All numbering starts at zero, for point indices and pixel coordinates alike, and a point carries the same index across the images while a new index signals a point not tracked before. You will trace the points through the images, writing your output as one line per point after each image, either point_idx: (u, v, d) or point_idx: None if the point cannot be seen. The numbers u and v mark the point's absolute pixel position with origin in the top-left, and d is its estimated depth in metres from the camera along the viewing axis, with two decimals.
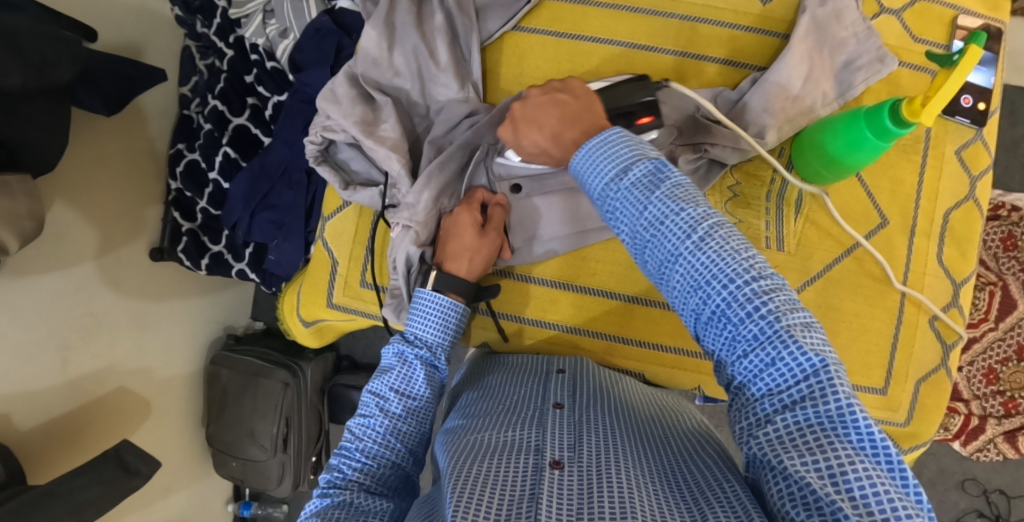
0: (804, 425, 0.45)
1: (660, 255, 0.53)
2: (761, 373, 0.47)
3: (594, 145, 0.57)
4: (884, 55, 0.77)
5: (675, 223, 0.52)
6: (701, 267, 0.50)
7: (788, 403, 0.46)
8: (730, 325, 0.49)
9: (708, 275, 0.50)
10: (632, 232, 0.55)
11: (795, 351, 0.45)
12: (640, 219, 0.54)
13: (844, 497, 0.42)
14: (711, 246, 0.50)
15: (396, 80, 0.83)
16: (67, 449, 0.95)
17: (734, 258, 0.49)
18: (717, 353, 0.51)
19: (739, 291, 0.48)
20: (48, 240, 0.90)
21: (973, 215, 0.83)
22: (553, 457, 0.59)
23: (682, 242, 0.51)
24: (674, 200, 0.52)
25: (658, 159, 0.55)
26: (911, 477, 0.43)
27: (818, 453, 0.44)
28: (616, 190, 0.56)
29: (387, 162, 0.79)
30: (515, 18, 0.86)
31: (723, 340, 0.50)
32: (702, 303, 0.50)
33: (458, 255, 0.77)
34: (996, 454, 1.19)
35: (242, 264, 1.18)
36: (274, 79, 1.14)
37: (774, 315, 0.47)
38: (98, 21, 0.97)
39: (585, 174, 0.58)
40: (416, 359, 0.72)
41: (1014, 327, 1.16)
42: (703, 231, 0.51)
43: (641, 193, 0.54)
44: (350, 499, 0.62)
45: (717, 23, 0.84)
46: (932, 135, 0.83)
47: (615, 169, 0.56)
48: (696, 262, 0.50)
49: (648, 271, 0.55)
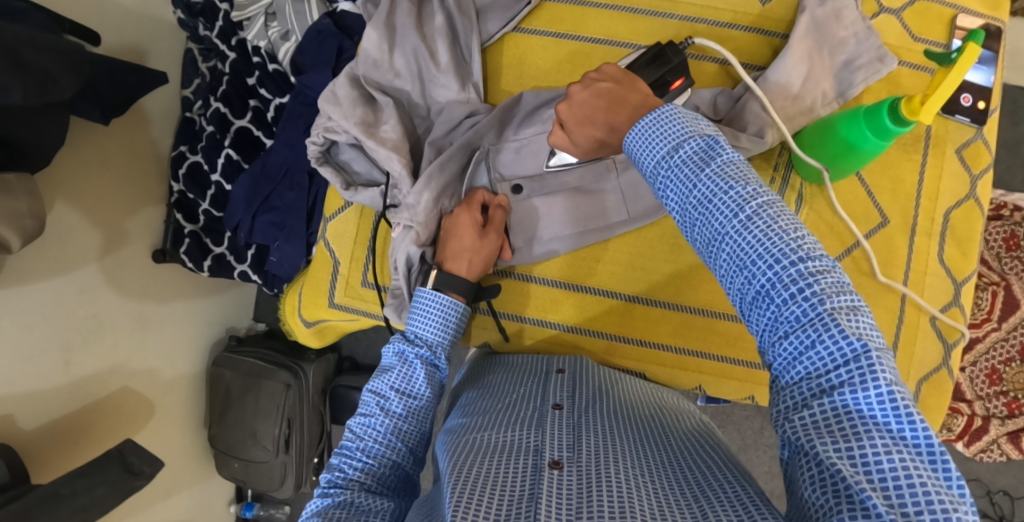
0: (839, 412, 0.44)
1: (708, 233, 0.53)
2: (800, 356, 0.47)
3: (648, 122, 0.57)
4: (883, 55, 0.77)
5: (723, 201, 0.52)
6: (748, 246, 0.50)
7: (826, 388, 0.45)
8: (773, 306, 0.48)
9: (754, 255, 0.49)
10: (682, 208, 0.55)
11: (836, 335, 0.45)
12: (689, 197, 0.54)
13: (876, 487, 0.41)
14: (760, 224, 0.50)
15: (397, 81, 0.84)
16: (72, 450, 0.96)
17: (782, 238, 0.49)
18: (759, 334, 0.51)
19: (787, 271, 0.48)
20: (50, 242, 0.90)
21: (974, 214, 0.83)
22: (552, 457, 0.60)
23: (732, 220, 0.51)
24: (724, 178, 0.52)
25: (712, 136, 0.55)
26: (953, 469, 0.41)
27: (851, 442, 0.43)
28: (667, 164, 0.56)
29: (388, 163, 0.80)
30: (515, 19, 0.86)
31: (766, 321, 0.49)
32: (747, 283, 0.50)
33: (458, 255, 0.77)
34: (1000, 455, 1.19)
35: (244, 266, 1.19)
36: (276, 81, 1.14)
37: (819, 298, 0.46)
38: (101, 24, 0.97)
39: (636, 149, 0.58)
40: (417, 358, 0.72)
41: (1016, 327, 1.16)
42: (751, 210, 0.50)
43: (692, 169, 0.54)
44: (351, 499, 0.62)
45: (716, 23, 0.85)
46: (932, 134, 0.83)
47: (669, 145, 0.56)
48: (742, 242, 0.50)
49: (697, 248, 0.55)
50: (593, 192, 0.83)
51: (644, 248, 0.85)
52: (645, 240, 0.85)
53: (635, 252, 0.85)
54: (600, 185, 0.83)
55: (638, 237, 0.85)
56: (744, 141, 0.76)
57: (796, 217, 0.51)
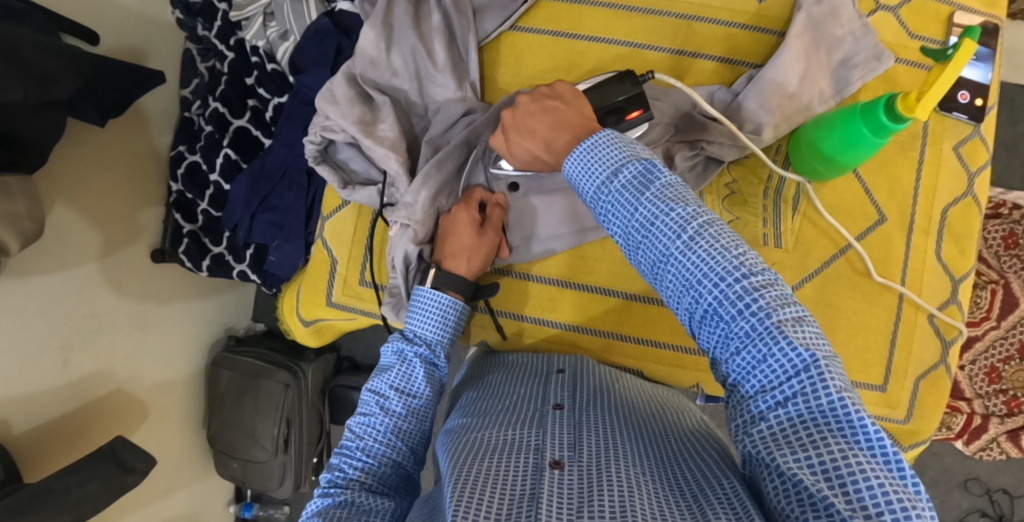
0: (795, 419, 0.46)
1: (653, 256, 0.54)
2: (752, 370, 0.48)
3: (587, 148, 0.58)
4: (880, 53, 0.77)
5: (666, 223, 0.53)
6: (692, 267, 0.51)
7: (779, 399, 0.47)
8: (722, 323, 0.50)
9: (698, 274, 0.51)
10: (625, 234, 0.57)
11: (786, 347, 0.46)
12: (632, 221, 0.55)
13: (838, 492, 0.42)
14: (699, 246, 0.51)
15: (394, 80, 0.84)
16: (67, 449, 0.95)
17: (724, 257, 0.50)
18: (710, 351, 0.52)
19: (728, 290, 0.49)
20: (50, 240, 0.90)
21: (972, 212, 0.83)
22: (553, 457, 0.60)
23: (673, 243, 0.52)
24: (664, 201, 0.54)
25: (648, 160, 0.56)
26: (906, 467, 0.43)
27: (812, 447, 0.44)
28: (607, 189, 0.57)
29: (385, 161, 0.80)
30: (512, 18, 0.86)
31: (715, 338, 0.51)
32: (695, 302, 0.52)
33: (456, 253, 0.77)
34: (999, 453, 1.19)
35: (243, 265, 1.18)
36: (274, 81, 1.14)
37: (764, 312, 0.48)
38: (100, 24, 0.97)
39: (577, 177, 0.59)
40: (416, 357, 0.72)
41: (1015, 325, 1.16)
42: (692, 231, 0.52)
43: (632, 194, 0.55)
44: (352, 499, 0.62)
45: (714, 21, 0.84)
46: (929, 131, 0.83)
47: (608, 170, 0.57)
48: (686, 262, 0.52)
49: (642, 271, 0.57)
50: None
51: None
52: None
53: None
54: None
55: None
56: (741, 140, 0.78)
57: (733, 235, 0.53)
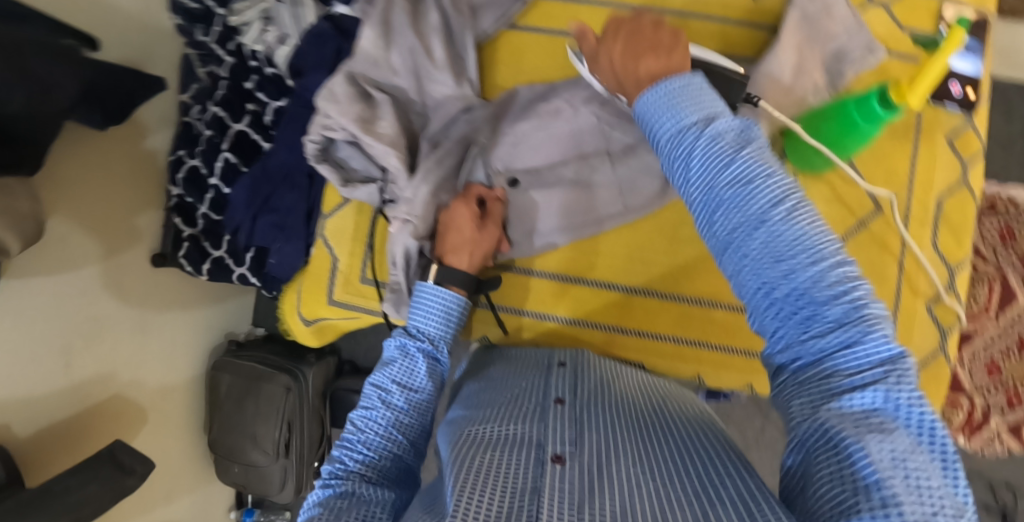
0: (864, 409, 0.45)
1: (739, 217, 0.50)
2: (830, 348, 0.47)
3: (685, 90, 0.55)
4: (873, 46, 0.80)
5: (763, 184, 0.49)
6: (789, 236, 0.48)
7: (857, 385, 0.45)
8: (807, 300, 0.47)
9: (792, 243, 0.48)
10: (707, 186, 0.52)
11: (876, 337, 0.45)
12: (723, 173, 0.51)
13: (907, 485, 0.41)
14: (800, 217, 0.48)
15: (395, 78, 0.85)
16: (68, 452, 0.95)
17: (821, 234, 0.48)
18: (783, 329, 0.49)
19: (826, 267, 0.47)
20: (51, 245, 0.91)
21: (967, 202, 0.84)
22: (554, 452, 0.60)
23: (770, 207, 0.49)
24: (764, 163, 0.50)
25: (740, 119, 0.53)
26: (961, 476, 0.42)
27: (884, 434, 0.43)
28: (691, 135, 0.53)
29: (385, 158, 0.81)
30: (507, 16, 0.87)
31: (794, 313, 0.48)
32: (778, 271, 0.48)
33: (458, 248, 0.78)
34: (1001, 449, 1.18)
35: (243, 269, 1.19)
36: (274, 85, 1.15)
37: (857, 299, 0.46)
38: (102, 28, 0.98)
39: (665, 116, 0.55)
40: (418, 351, 0.73)
41: (1013, 320, 1.17)
42: (791, 200, 0.49)
43: (727, 145, 0.51)
44: (352, 489, 0.62)
45: (708, 18, 0.85)
46: (923, 122, 0.84)
47: (694, 118, 0.54)
48: (781, 228, 0.48)
49: (712, 235, 0.53)
50: (592, 185, 0.84)
51: (642, 240, 0.85)
52: (642, 232, 0.85)
53: (632, 245, 0.86)
54: (594, 177, 0.84)
55: (634, 229, 0.85)
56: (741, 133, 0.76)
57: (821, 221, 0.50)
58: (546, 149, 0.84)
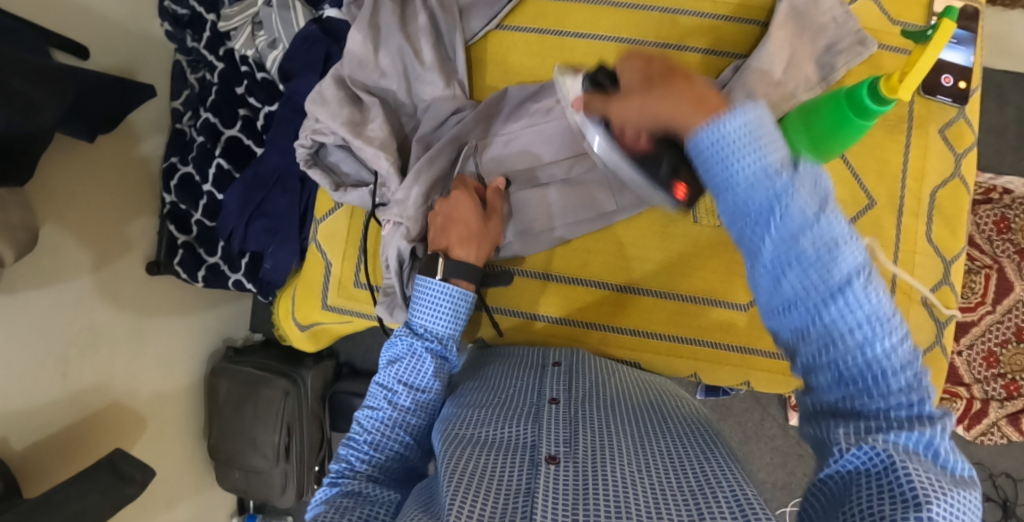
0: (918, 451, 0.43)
1: (820, 284, 0.46)
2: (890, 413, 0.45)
3: (754, 128, 0.47)
4: (863, 38, 0.80)
5: (831, 238, 0.45)
6: (870, 308, 0.45)
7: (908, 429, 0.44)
8: (865, 358, 0.45)
9: (857, 302, 0.45)
10: (783, 243, 0.46)
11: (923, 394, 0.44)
12: (792, 225, 0.46)
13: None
14: (877, 286, 0.45)
15: (382, 81, 0.84)
16: (67, 463, 0.95)
17: (880, 294, 0.45)
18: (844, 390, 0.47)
19: (898, 337, 0.45)
20: (43, 254, 0.90)
21: (960, 193, 0.84)
22: (548, 453, 0.59)
23: (854, 275, 0.45)
24: (829, 215, 0.46)
25: (813, 163, 0.48)
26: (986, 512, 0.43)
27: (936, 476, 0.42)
28: (771, 182, 0.46)
29: (375, 161, 0.80)
30: (498, 17, 0.87)
31: (860, 379, 0.46)
32: (839, 326, 0.45)
33: (464, 241, 0.76)
34: (1000, 437, 1.20)
35: (238, 274, 1.19)
36: (265, 89, 1.16)
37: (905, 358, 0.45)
38: (90, 36, 0.98)
39: (727, 154, 0.47)
40: (427, 351, 0.71)
41: (1011, 308, 1.16)
42: (856, 255, 0.45)
43: (812, 201, 0.45)
44: (359, 489, 0.63)
45: (697, 14, 0.85)
46: (915, 114, 0.84)
47: (777, 161, 0.46)
48: (847, 287, 0.45)
49: (776, 291, 0.48)
50: (584, 183, 0.84)
51: (635, 238, 0.85)
52: (636, 231, 0.85)
53: (627, 243, 0.86)
54: (585, 175, 0.84)
55: (629, 227, 0.85)
56: None
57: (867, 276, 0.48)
58: (537, 149, 0.84)
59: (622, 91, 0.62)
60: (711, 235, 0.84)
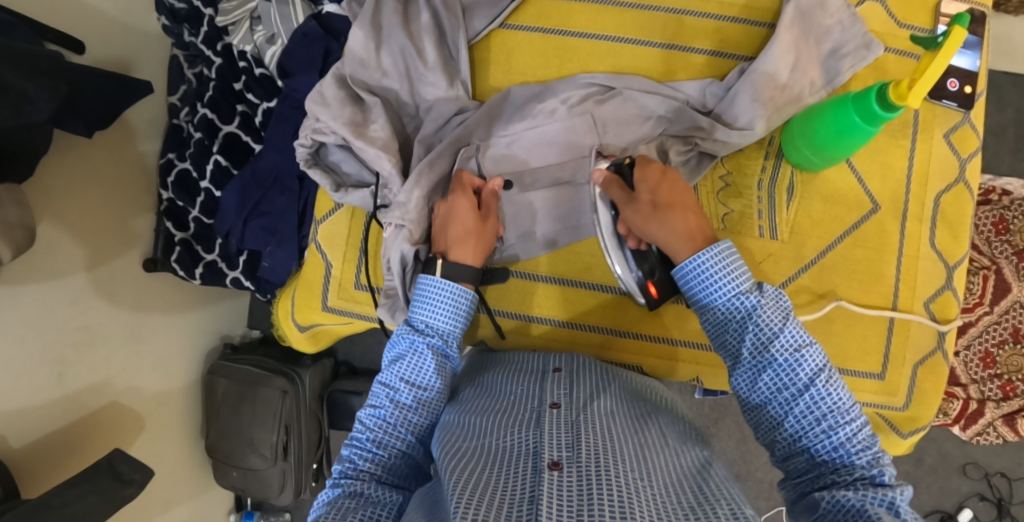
0: (884, 509, 0.53)
1: (786, 380, 0.61)
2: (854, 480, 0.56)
3: (724, 255, 0.65)
4: (869, 42, 0.78)
5: (787, 339, 0.61)
6: (827, 398, 0.59)
7: (873, 490, 0.54)
8: (825, 431, 0.59)
9: (811, 386, 0.60)
10: (757, 347, 0.63)
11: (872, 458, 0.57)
12: (758, 328, 0.62)
13: None
14: (833, 382, 0.60)
15: (384, 80, 0.83)
16: (64, 463, 0.94)
17: (831, 381, 0.60)
18: (816, 467, 0.59)
19: (853, 423, 0.58)
20: (39, 253, 0.89)
21: (963, 198, 0.84)
22: (550, 458, 0.59)
23: (813, 373, 0.60)
24: (786, 322, 0.62)
25: (776, 289, 0.65)
26: None
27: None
28: (744, 301, 0.64)
29: (378, 162, 0.79)
30: (502, 16, 0.86)
31: (823, 448, 0.59)
32: (802, 406, 0.60)
33: (461, 240, 0.76)
34: (995, 437, 1.19)
35: (236, 272, 1.18)
36: (263, 86, 1.14)
37: (855, 429, 0.58)
38: (85, 31, 0.96)
39: (708, 277, 0.66)
40: (427, 347, 0.70)
41: (1008, 310, 1.16)
42: (809, 350, 0.61)
43: (776, 315, 0.62)
44: (361, 490, 0.63)
45: (703, 15, 0.84)
46: (920, 119, 0.83)
47: (745, 285, 0.64)
48: (803, 372, 0.60)
49: (753, 387, 0.63)
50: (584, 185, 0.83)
51: None
52: None
53: None
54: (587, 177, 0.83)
55: None
56: (734, 137, 0.78)
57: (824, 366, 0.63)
58: (543, 151, 0.84)
59: (636, 201, 0.72)
60: None
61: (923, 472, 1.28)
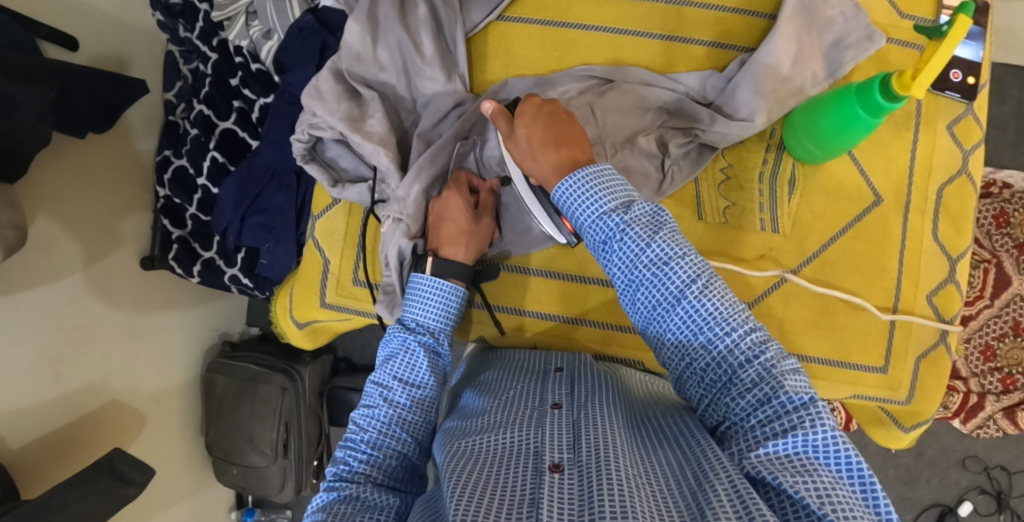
0: (801, 453, 0.52)
1: (659, 295, 0.60)
2: (757, 412, 0.55)
3: (590, 177, 0.63)
4: (872, 33, 0.77)
5: (657, 255, 0.59)
6: (701, 310, 0.58)
7: (778, 432, 0.53)
8: (713, 353, 0.58)
9: (700, 319, 0.58)
10: (629, 268, 0.61)
11: (781, 391, 0.54)
12: (637, 256, 0.60)
13: (817, 498, 0.48)
14: (708, 292, 0.58)
15: (381, 74, 0.82)
16: (61, 464, 0.93)
17: (719, 302, 0.58)
18: (716, 391, 0.59)
19: (737, 332, 0.57)
20: (35, 251, 0.88)
21: (967, 191, 0.83)
22: (553, 461, 0.58)
23: (683, 285, 0.58)
24: (664, 241, 0.60)
25: (651, 204, 0.63)
26: (884, 500, 0.50)
27: (807, 475, 0.50)
28: (610, 222, 0.62)
29: (375, 157, 0.79)
30: (500, 7, 0.85)
31: (719, 377, 0.58)
32: (681, 324, 0.59)
33: (454, 240, 0.75)
34: (996, 431, 1.19)
35: (233, 269, 1.16)
36: (259, 81, 1.12)
37: (767, 363, 0.55)
38: (79, 28, 0.95)
39: (577, 201, 0.63)
40: (419, 344, 0.71)
41: (1009, 303, 1.16)
42: (678, 263, 0.59)
43: (642, 232, 0.60)
44: (357, 493, 0.62)
45: (704, 5, 0.83)
46: (923, 110, 0.83)
47: (611, 204, 0.62)
48: (673, 286, 0.59)
49: (635, 305, 0.63)
50: None
51: None
52: None
53: None
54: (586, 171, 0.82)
55: None
56: (735, 128, 0.77)
57: (713, 271, 0.60)
58: None
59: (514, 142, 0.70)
60: (715, 232, 0.82)
61: (923, 466, 1.28)
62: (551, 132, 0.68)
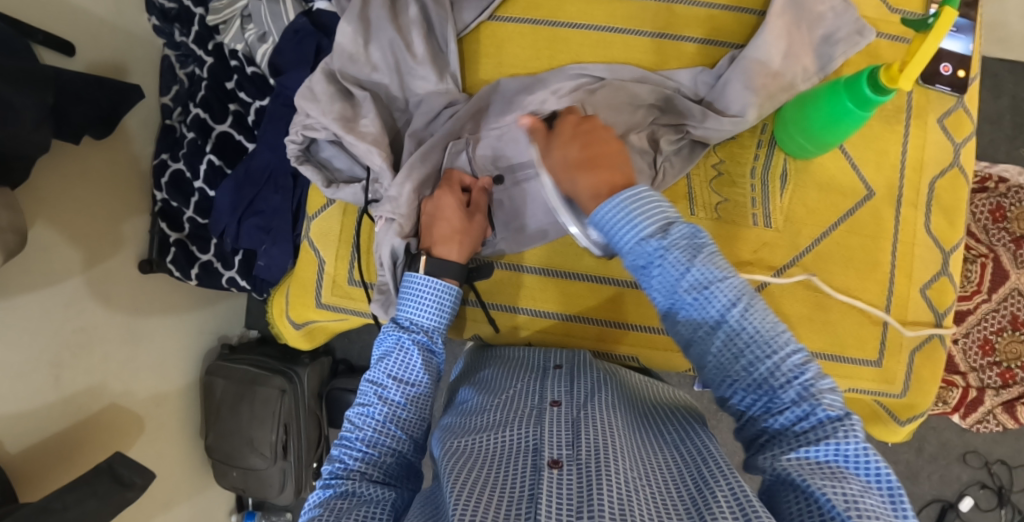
0: (832, 462, 0.51)
1: (704, 318, 0.59)
2: (792, 423, 0.55)
3: (627, 201, 0.61)
4: (861, 28, 0.77)
5: (701, 280, 0.58)
6: (743, 332, 0.57)
7: (811, 440, 0.53)
8: (754, 371, 0.57)
9: (745, 339, 0.57)
10: (670, 290, 0.60)
11: (812, 403, 0.53)
12: (680, 281, 0.59)
13: (847, 503, 0.48)
14: (752, 313, 0.57)
15: (374, 75, 0.83)
16: (60, 467, 0.93)
17: (762, 323, 0.57)
18: (746, 402, 0.58)
19: (777, 353, 0.56)
20: (32, 254, 0.88)
21: (959, 183, 0.84)
22: (550, 457, 0.58)
23: (726, 308, 0.58)
24: (709, 265, 0.58)
25: (688, 225, 0.61)
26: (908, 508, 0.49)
27: (837, 481, 0.50)
28: (649, 247, 0.60)
29: (369, 157, 0.79)
30: (491, 7, 0.86)
31: (757, 393, 0.57)
32: (725, 345, 0.58)
33: (447, 239, 0.76)
34: (995, 425, 1.19)
35: (232, 272, 1.17)
36: (255, 85, 1.13)
37: (804, 377, 0.55)
38: (74, 33, 0.95)
39: (615, 226, 0.62)
40: (413, 343, 0.71)
41: (1007, 297, 1.16)
42: (721, 287, 0.58)
43: (682, 256, 0.59)
44: (352, 489, 0.62)
45: (694, 3, 0.84)
46: (914, 103, 0.83)
47: (650, 229, 0.60)
48: (717, 308, 0.58)
49: (675, 325, 0.62)
50: None
51: None
52: None
53: None
54: None
55: None
56: (726, 125, 0.78)
57: (756, 294, 0.59)
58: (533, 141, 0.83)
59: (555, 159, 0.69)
60: (709, 227, 0.83)
61: (923, 461, 1.28)
62: (588, 152, 0.67)
